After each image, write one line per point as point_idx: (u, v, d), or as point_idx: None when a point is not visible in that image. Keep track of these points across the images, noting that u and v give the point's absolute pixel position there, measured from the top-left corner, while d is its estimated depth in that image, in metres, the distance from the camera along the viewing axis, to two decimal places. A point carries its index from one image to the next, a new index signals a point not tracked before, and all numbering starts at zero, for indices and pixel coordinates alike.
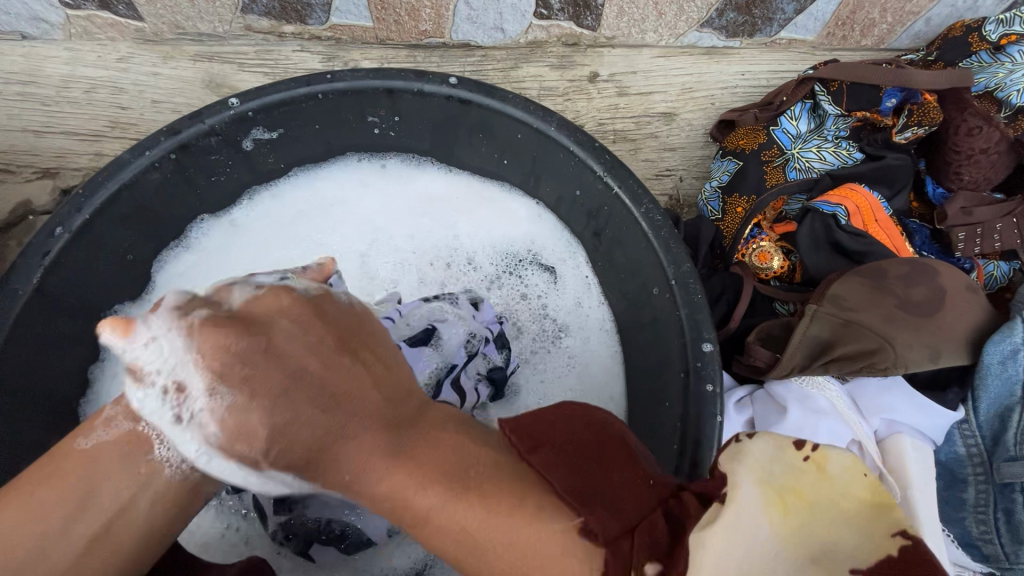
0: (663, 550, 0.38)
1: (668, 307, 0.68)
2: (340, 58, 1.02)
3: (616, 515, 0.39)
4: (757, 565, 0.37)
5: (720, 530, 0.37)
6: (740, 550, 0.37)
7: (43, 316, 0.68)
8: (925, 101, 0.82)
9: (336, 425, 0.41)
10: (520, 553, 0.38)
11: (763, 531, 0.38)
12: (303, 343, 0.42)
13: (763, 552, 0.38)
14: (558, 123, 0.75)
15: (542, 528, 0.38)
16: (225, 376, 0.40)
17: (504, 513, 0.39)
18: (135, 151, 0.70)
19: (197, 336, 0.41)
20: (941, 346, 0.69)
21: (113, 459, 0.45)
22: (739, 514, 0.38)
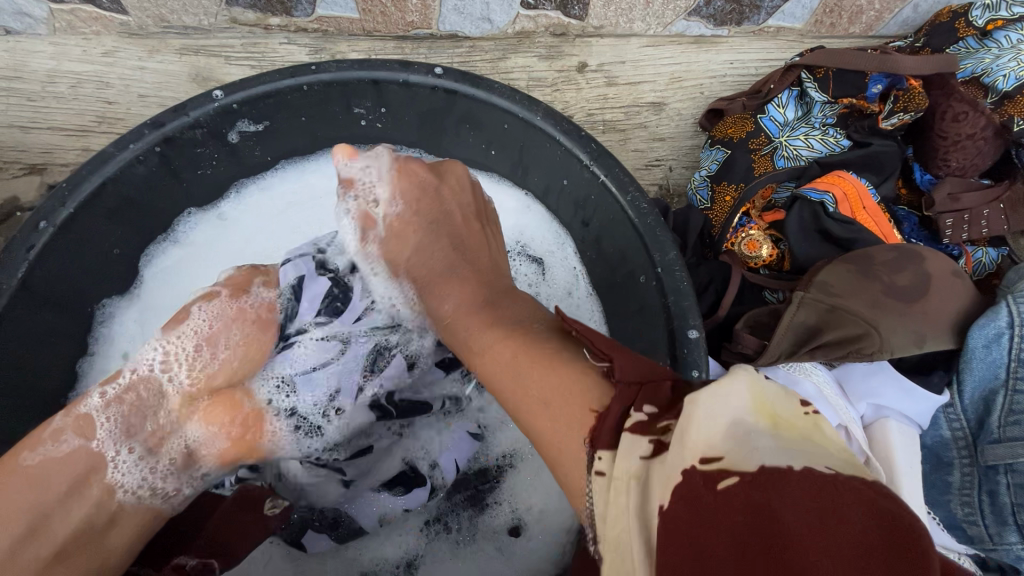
0: (665, 399, 0.38)
1: (655, 295, 0.68)
2: (327, 50, 1.02)
3: (637, 368, 0.41)
4: (729, 436, 0.32)
5: (706, 398, 0.34)
6: (720, 420, 0.33)
7: (29, 310, 0.68)
8: (910, 87, 0.82)
9: (463, 238, 0.70)
10: (549, 401, 0.43)
11: (739, 414, 0.33)
12: (468, 205, 0.73)
13: (734, 428, 0.32)
14: (543, 113, 0.74)
15: (566, 374, 0.44)
16: (406, 191, 0.71)
17: (545, 363, 0.46)
18: (118, 145, 0.69)
19: (400, 170, 0.71)
20: (926, 331, 0.69)
21: (61, 475, 0.52)
22: (726, 394, 0.34)
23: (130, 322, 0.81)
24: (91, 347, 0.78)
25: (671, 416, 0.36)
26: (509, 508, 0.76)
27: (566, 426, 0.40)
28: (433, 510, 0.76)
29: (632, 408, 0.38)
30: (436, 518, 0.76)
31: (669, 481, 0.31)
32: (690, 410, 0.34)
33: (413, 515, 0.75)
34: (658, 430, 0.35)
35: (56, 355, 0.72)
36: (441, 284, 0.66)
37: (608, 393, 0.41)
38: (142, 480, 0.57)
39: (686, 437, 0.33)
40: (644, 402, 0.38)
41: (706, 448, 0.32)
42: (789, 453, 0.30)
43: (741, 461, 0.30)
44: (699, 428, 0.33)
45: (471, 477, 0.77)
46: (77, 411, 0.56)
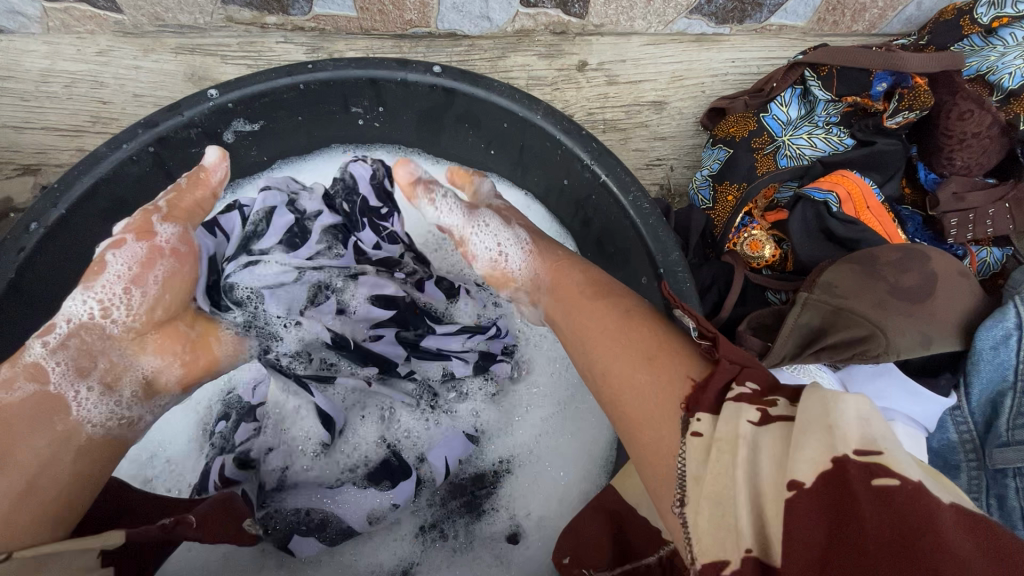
0: (770, 385, 0.40)
1: (657, 296, 0.67)
2: (324, 48, 1.00)
3: (734, 351, 0.43)
4: (864, 438, 0.32)
5: (857, 398, 0.34)
6: (873, 423, 0.33)
7: (18, 312, 0.66)
8: (915, 85, 0.82)
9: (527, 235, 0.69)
10: (645, 383, 0.44)
11: (873, 421, 0.33)
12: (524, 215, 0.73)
13: (868, 431, 0.33)
14: (543, 112, 0.73)
15: (666, 348, 0.47)
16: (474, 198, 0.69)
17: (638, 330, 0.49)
18: (112, 144, 0.69)
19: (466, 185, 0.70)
20: (932, 333, 0.68)
21: (26, 419, 0.52)
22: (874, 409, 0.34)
23: None
24: None
25: (781, 395, 0.38)
26: (506, 514, 0.75)
27: (660, 388, 0.43)
28: (429, 516, 0.75)
29: (735, 382, 0.40)
30: (431, 525, 0.75)
31: (815, 462, 0.32)
32: (837, 400, 0.34)
33: (407, 522, 0.74)
34: (766, 406, 0.37)
35: None
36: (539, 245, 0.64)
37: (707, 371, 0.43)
38: (106, 410, 0.56)
39: (837, 426, 0.33)
40: (747, 380, 0.40)
41: (862, 442, 0.32)
42: (931, 482, 0.31)
43: (894, 464, 0.31)
44: (846, 418, 0.33)
45: (466, 483, 0.77)
46: (23, 360, 0.54)
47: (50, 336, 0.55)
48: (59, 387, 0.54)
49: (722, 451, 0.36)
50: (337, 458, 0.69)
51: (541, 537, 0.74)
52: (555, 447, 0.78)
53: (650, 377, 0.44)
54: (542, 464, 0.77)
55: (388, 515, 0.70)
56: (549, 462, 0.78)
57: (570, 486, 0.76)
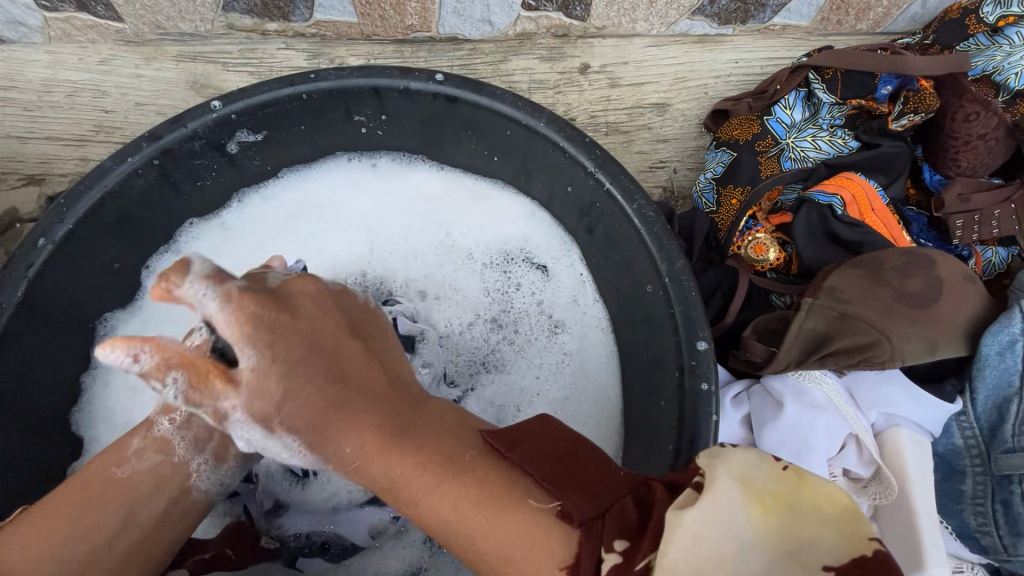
0: (634, 528, 0.39)
1: (662, 305, 0.67)
2: (325, 54, 1.00)
3: (591, 499, 0.41)
4: (723, 549, 0.36)
5: (693, 515, 0.36)
6: (718, 536, 0.36)
7: (30, 328, 0.67)
8: (920, 88, 0.81)
9: (334, 366, 0.47)
10: (509, 540, 0.40)
11: (736, 531, 0.37)
12: (319, 314, 0.49)
13: (733, 539, 0.36)
14: (547, 119, 0.73)
15: (524, 522, 0.41)
16: (252, 340, 0.46)
17: (493, 505, 0.41)
18: (117, 158, 0.69)
19: (235, 303, 0.46)
20: (937, 338, 0.68)
21: (149, 484, 0.55)
22: (712, 507, 0.37)
23: (132, 333, 0.79)
24: (94, 360, 0.76)
25: (645, 555, 0.37)
26: None
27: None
28: None
29: (604, 549, 0.38)
30: None
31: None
32: (673, 519, 0.37)
33: (414, 529, 0.74)
34: (636, 574, 0.36)
35: (60, 373, 0.72)
36: (327, 425, 0.46)
37: (570, 539, 0.40)
38: (217, 481, 0.61)
39: (701, 540, 0.36)
40: (614, 539, 0.39)
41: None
42: (776, 566, 0.36)
43: (727, 568, 0.36)
44: (682, 542, 0.36)
45: None
46: (154, 433, 0.58)
47: (176, 414, 0.58)
48: (183, 457, 0.58)
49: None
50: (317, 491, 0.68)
51: None
52: None
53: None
54: None
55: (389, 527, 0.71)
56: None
57: None
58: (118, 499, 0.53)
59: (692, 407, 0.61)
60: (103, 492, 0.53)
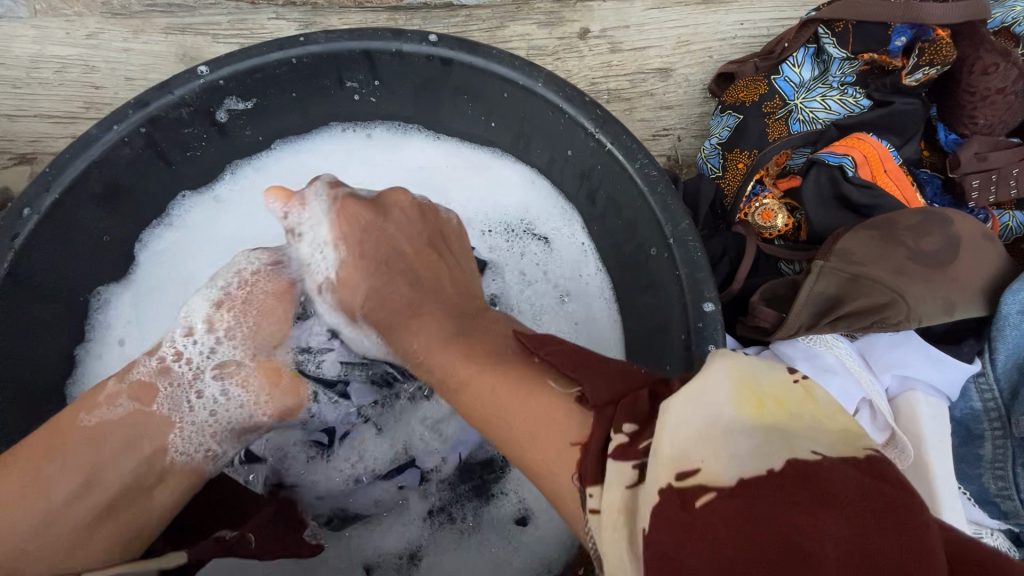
0: (643, 416, 0.37)
1: (667, 267, 0.65)
2: (317, 24, 0.97)
3: (610, 386, 0.41)
4: (709, 440, 0.32)
5: (679, 403, 0.33)
6: (700, 425, 0.32)
7: (16, 301, 0.65)
8: (937, 38, 0.78)
9: (434, 258, 0.69)
10: (529, 435, 0.42)
11: (725, 411, 0.33)
12: (407, 228, 0.69)
13: (718, 428, 0.32)
14: (544, 79, 0.70)
15: (545, 407, 0.42)
16: (348, 240, 0.67)
17: (522, 392, 0.45)
18: (103, 125, 0.67)
19: (341, 204, 0.67)
20: (956, 298, 0.65)
21: (116, 442, 0.57)
22: (703, 390, 0.33)
23: (125, 306, 0.78)
24: (87, 333, 0.75)
25: (652, 436, 0.35)
26: (515, 499, 0.73)
27: (549, 459, 0.41)
28: (436, 500, 0.74)
29: (612, 429, 0.37)
30: (439, 509, 0.74)
31: (658, 478, 0.32)
32: (661, 417, 0.34)
33: (414, 506, 0.74)
34: (641, 453, 0.35)
35: (47, 347, 0.70)
36: (404, 324, 0.62)
37: (585, 421, 0.40)
38: (196, 446, 0.62)
39: (659, 444, 0.33)
40: (624, 422, 0.37)
41: (683, 455, 0.32)
42: (765, 451, 0.31)
43: (714, 474, 0.31)
44: (677, 424, 0.33)
45: (476, 468, 0.75)
46: (130, 378, 0.60)
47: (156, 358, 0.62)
48: (162, 410, 0.61)
49: (608, 528, 0.34)
50: (339, 464, 0.73)
51: (551, 517, 0.72)
52: None
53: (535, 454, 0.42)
54: None
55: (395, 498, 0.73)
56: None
57: None
58: (82, 465, 0.54)
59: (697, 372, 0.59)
60: (78, 450, 0.55)
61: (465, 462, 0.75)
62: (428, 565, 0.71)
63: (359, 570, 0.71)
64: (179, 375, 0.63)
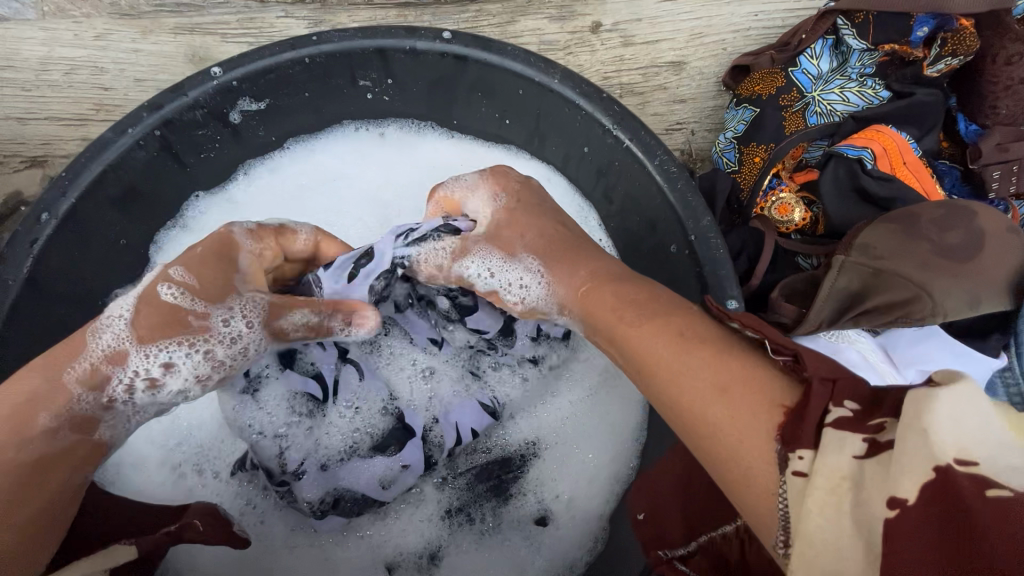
0: (870, 397, 0.34)
1: (687, 265, 0.65)
2: (326, 21, 0.97)
3: (827, 363, 0.37)
4: (972, 442, 0.30)
5: (951, 395, 0.31)
6: (966, 425, 0.31)
7: (37, 306, 0.65)
8: (960, 28, 0.77)
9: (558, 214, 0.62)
10: (717, 387, 0.39)
11: (989, 429, 0.31)
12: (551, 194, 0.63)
13: (984, 433, 0.31)
14: (561, 75, 0.69)
15: (728, 360, 0.40)
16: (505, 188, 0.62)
17: (695, 340, 0.42)
18: (116, 129, 0.66)
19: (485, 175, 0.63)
20: (981, 292, 0.64)
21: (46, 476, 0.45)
22: (972, 397, 0.31)
23: None
24: None
25: (885, 415, 0.33)
26: (535, 498, 0.73)
27: (746, 424, 0.36)
28: (454, 500, 0.73)
29: (833, 403, 0.34)
30: (458, 508, 0.73)
31: (914, 474, 0.30)
32: (923, 401, 0.31)
33: (433, 507, 0.73)
34: (875, 430, 0.33)
35: None
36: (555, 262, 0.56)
37: (795, 391, 0.37)
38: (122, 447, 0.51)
39: (931, 430, 0.30)
40: (846, 398, 0.34)
41: (960, 449, 0.30)
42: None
43: (989, 474, 0.29)
44: (939, 419, 0.31)
45: (494, 469, 0.74)
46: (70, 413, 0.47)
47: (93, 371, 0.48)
48: (105, 438, 0.50)
49: (822, 491, 0.32)
50: (337, 421, 0.66)
51: (572, 518, 0.72)
52: (584, 432, 0.75)
53: (722, 410, 0.38)
54: (567, 447, 0.75)
55: (401, 478, 0.67)
56: (578, 444, 0.75)
57: (602, 465, 0.73)
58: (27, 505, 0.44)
59: None
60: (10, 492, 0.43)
61: (482, 461, 0.74)
62: (450, 565, 0.72)
63: (380, 567, 0.71)
64: (122, 411, 0.50)
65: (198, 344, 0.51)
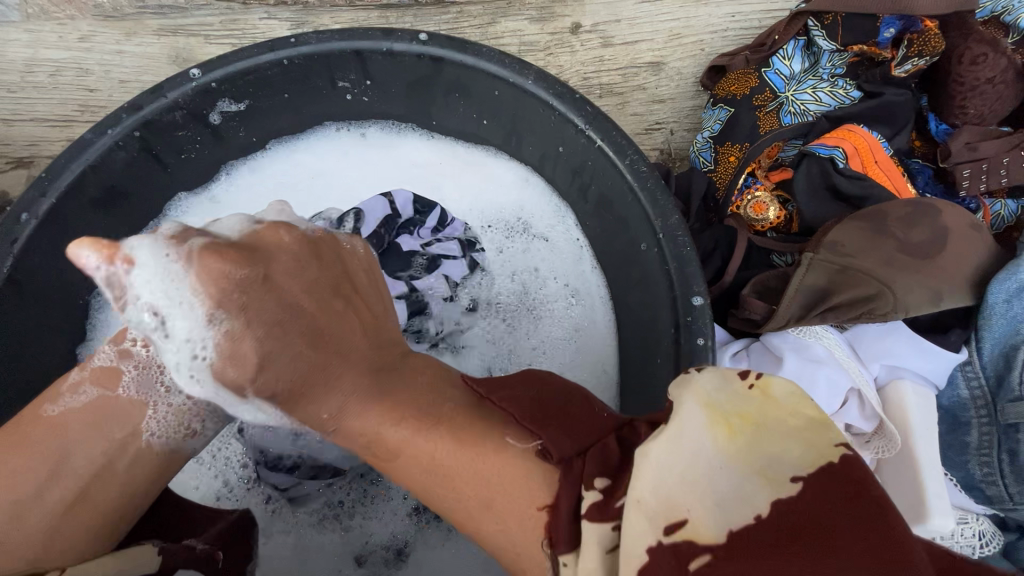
0: (615, 467, 0.38)
1: (657, 262, 0.66)
2: (309, 23, 0.98)
3: (574, 439, 0.40)
4: (694, 483, 0.35)
5: (656, 446, 0.36)
6: (677, 471, 0.35)
7: (17, 305, 0.66)
8: (925, 29, 0.79)
9: (318, 360, 0.46)
10: (484, 481, 0.41)
11: (705, 451, 0.36)
12: (300, 278, 0.48)
13: (703, 469, 0.36)
14: (534, 76, 0.71)
15: (501, 457, 0.41)
16: (222, 303, 0.43)
17: (474, 450, 0.42)
18: (97, 130, 0.68)
19: (197, 261, 0.43)
20: (942, 288, 0.66)
21: (78, 426, 0.52)
22: (678, 433, 0.36)
23: None
24: (89, 333, 0.76)
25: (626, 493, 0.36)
26: None
27: (514, 535, 0.40)
28: (424, 497, 0.75)
29: (583, 488, 0.37)
30: (427, 505, 0.74)
31: (650, 522, 0.34)
32: (639, 461, 0.35)
33: (399, 503, 0.74)
34: (616, 513, 0.36)
35: (50, 349, 0.71)
36: (319, 362, 0.47)
37: (550, 481, 0.39)
38: (168, 428, 0.55)
39: (642, 499, 0.34)
40: (595, 478, 0.38)
41: (670, 512, 0.34)
42: (752, 492, 0.35)
43: (704, 529, 0.34)
44: (649, 480, 0.35)
45: None
46: (92, 365, 0.54)
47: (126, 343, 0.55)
48: (129, 394, 0.54)
49: (594, 565, 0.36)
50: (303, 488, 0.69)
51: None
52: None
53: (491, 527, 0.41)
54: None
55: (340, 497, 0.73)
56: None
57: None
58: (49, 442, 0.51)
59: (687, 364, 0.60)
60: (40, 438, 0.50)
61: None
62: (419, 559, 0.73)
63: (350, 560, 0.72)
64: (144, 358, 0.55)
65: None
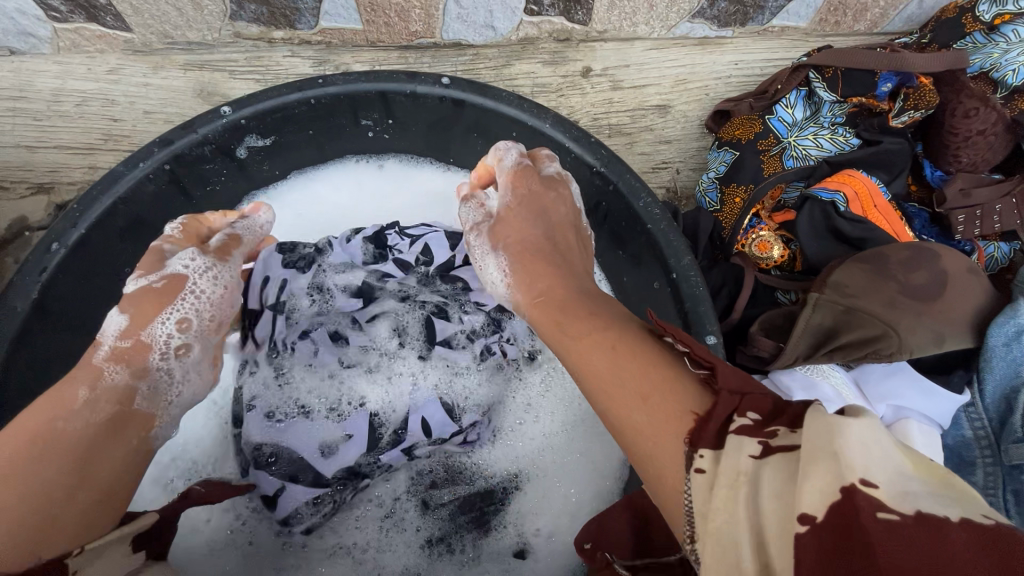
0: (769, 413, 0.35)
1: (670, 301, 0.68)
2: (331, 62, 1.02)
3: (743, 380, 0.39)
4: (884, 469, 0.30)
5: (859, 423, 0.32)
6: (875, 450, 0.30)
7: (40, 333, 0.67)
8: (920, 85, 0.83)
9: (549, 250, 0.62)
10: (641, 396, 0.40)
11: (894, 455, 0.31)
12: (558, 201, 0.67)
13: (893, 466, 0.30)
14: (552, 120, 0.74)
15: (669, 378, 0.40)
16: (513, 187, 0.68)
17: (638, 365, 0.42)
18: (129, 163, 0.70)
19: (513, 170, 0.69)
20: (944, 331, 0.69)
21: (111, 440, 0.55)
22: (876, 427, 0.32)
23: None
24: None
25: (781, 426, 0.34)
26: (514, 531, 0.76)
27: (659, 425, 0.38)
28: (436, 529, 0.75)
29: (738, 412, 0.36)
30: (439, 538, 0.75)
31: (823, 492, 0.29)
32: (838, 427, 0.31)
33: (411, 535, 0.75)
34: (769, 434, 0.34)
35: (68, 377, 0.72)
36: (531, 261, 0.61)
37: (704, 399, 0.38)
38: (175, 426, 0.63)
39: (843, 453, 0.30)
40: (748, 410, 0.36)
41: (863, 471, 0.29)
42: (945, 500, 0.28)
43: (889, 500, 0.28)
44: (846, 444, 0.30)
45: (477, 499, 0.76)
46: (103, 385, 0.57)
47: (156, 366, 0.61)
48: (145, 410, 0.59)
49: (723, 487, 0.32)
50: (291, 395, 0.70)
51: (551, 552, 0.75)
52: (561, 461, 0.78)
53: (639, 415, 0.39)
54: (549, 479, 0.77)
55: (343, 449, 0.68)
56: (557, 478, 0.77)
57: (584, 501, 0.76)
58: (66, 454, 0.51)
59: None
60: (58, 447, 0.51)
61: (464, 491, 0.76)
62: None
63: None
64: (159, 374, 0.61)
65: (184, 296, 0.63)
